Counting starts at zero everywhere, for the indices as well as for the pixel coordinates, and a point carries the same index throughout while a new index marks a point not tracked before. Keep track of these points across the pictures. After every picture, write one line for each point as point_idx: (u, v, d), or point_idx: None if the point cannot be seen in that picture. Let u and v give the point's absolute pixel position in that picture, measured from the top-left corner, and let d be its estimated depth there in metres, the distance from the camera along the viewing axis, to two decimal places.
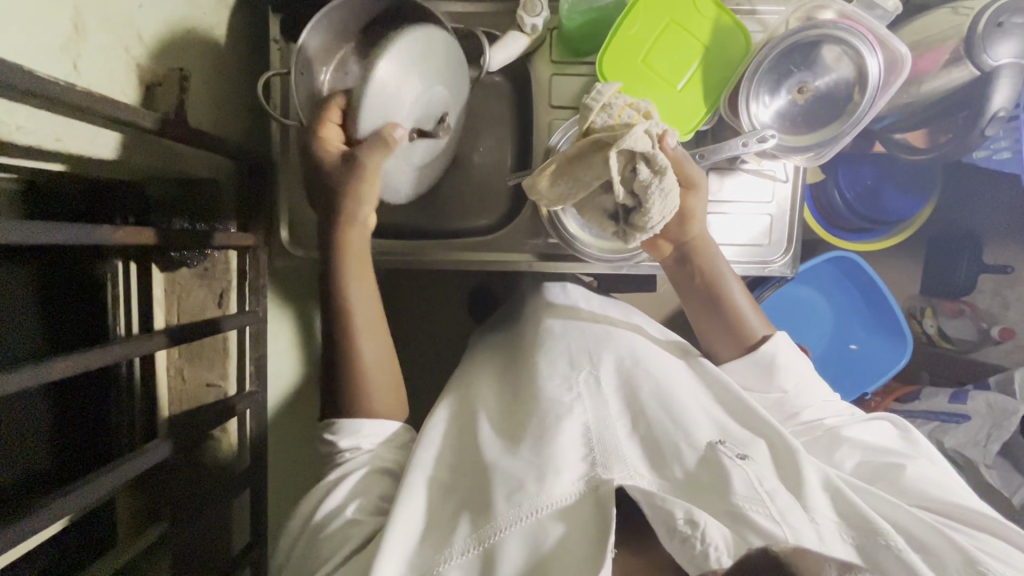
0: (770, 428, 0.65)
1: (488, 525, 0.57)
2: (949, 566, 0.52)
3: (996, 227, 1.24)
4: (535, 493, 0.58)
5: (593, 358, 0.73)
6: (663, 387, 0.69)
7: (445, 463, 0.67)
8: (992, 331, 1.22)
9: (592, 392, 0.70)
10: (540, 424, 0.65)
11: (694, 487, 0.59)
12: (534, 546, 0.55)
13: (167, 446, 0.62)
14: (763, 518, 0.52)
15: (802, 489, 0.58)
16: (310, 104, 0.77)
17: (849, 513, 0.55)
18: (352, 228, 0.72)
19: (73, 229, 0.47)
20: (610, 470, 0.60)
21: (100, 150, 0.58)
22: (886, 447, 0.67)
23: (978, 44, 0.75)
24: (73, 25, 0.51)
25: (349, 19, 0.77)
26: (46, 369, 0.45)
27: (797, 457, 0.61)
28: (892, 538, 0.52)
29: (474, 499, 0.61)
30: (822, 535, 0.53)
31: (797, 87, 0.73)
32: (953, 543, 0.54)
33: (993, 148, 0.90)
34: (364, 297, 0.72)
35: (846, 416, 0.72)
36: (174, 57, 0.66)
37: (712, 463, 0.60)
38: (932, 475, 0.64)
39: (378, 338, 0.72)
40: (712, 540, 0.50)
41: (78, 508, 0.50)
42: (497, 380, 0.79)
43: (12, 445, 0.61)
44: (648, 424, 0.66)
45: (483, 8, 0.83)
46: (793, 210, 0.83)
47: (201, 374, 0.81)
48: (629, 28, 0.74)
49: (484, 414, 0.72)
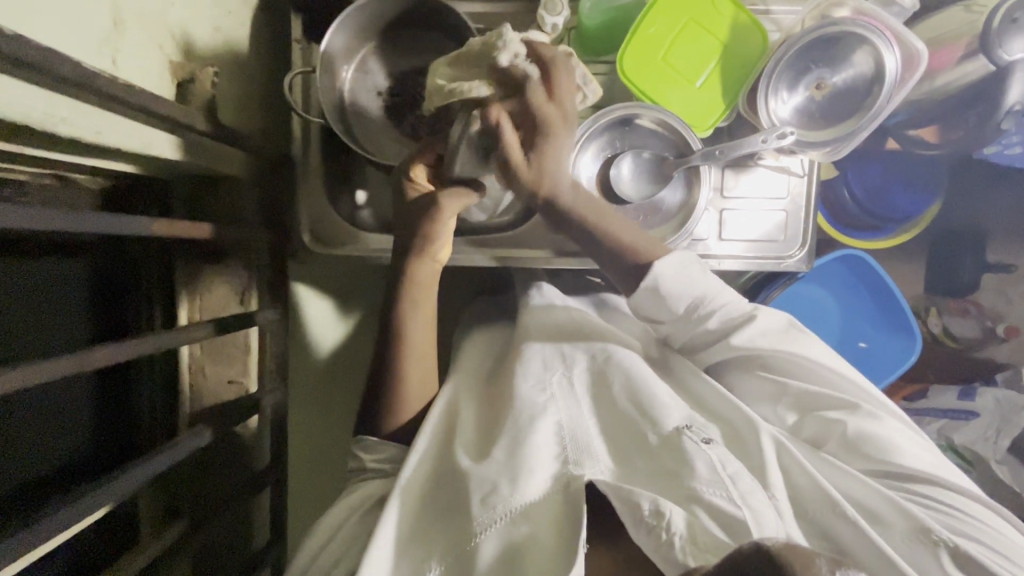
0: (735, 414, 0.68)
1: (467, 531, 0.57)
2: (897, 535, 0.59)
3: (1000, 226, 1.26)
4: (507, 494, 0.58)
5: (565, 359, 0.73)
6: (638, 379, 0.69)
7: (420, 467, 0.64)
8: (997, 329, 1.23)
9: (564, 391, 0.69)
10: (512, 424, 0.64)
11: (657, 473, 0.60)
12: (509, 544, 0.56)
13: (196, 440, 0.61)
14: (723, 502, 0.55)
15: (765, 471, 0.61)
16: (332, 102, 0.78)
17: (809, 491, 0.61)
18: (421, 263, 0.72)
19: (113, 220, 0.48)
20: (581, 466, 0.60)
21: (136, 145, 0.57)
22: (831, 397, 0.69)
23: (993, 40, 0.76)
24: (112, 21, 0.52)
25: (373, 18, 0.78)
26: (89, 358, 0.45)
27: (757, 437, 0.65)
28: (843, 506, 0.59)
29: (452, 503, 0.61)
30: (781, 511, 0.58)
31: (814, 84, 0.75)
32: (905, 513, 0.59)
33: (1005, 144, 0.91)
34: (421, 326, 0.73)
35: (766, 342, 0.71)
36: (202, 53, 0.67)
37: (676, 447, 0.61)
38: (877, 426, 0.66)
39: (426, 362, 0.73)
40: (677, 528, 0.53)
41: (113, 499, 0.49)
42: (472, 381, 0.77)
43: (51, 426, 0.67)
44: (617, 416, 0.67)
45: (502, 9, 0.84)
46: (807, 206, 0.84)
47: (221, 371, 0.80)
48: (649, 27, 0.75)
49: (459, 420, 0.69)
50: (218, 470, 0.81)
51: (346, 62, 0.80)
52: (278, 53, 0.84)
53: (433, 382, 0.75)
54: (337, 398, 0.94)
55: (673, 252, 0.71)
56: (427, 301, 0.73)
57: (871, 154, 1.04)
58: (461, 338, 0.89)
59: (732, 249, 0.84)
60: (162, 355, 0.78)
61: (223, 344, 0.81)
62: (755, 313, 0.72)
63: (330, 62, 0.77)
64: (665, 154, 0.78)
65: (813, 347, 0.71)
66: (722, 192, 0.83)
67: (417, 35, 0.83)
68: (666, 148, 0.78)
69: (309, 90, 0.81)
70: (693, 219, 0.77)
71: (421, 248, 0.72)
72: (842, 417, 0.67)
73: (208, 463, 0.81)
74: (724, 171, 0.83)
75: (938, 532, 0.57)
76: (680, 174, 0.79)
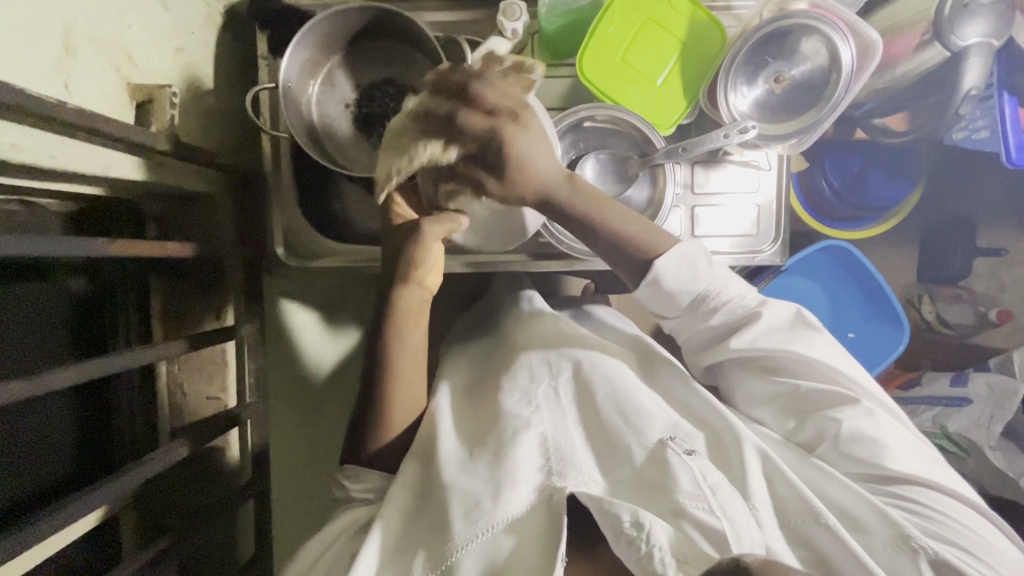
0: (717, 417, 0.66)
1: (444, 547, 0.56)
2: (879, 543, 0.57)
3: (988, 210, 1.24)
4: (490, 509, 0.56)
5: (553, 366, 0.72)
6: (620, 387, 0.67)
7: (405, 485, 0.63)
8: (990, 314, 1.20)
9: (550, 404, 0.67)
10: (497, 442, 0.62)
11: (640, 486, 0.58)
12: (488, 561, 0.55)
13: (166, 458, 0.60)
14: (707, 516, 0.52)
15: (746, 478, 0.59)
16: (299, 116, 0.79)
17: (791, 499, 0.58)
18: (405, 288, 0.72)
19: (70, 243, 0.49)
20: (565, 477, 0.57)
21: (94, 168, 0.58)
22: (823, 396, 0.67)
23: (946, 26, 0.79)
24: (64, 48, 0.53)
25: (335, 32, 0.79)
26: (43, 380, 0.45)
27: (740, 445, 0.62)
28: (825, 515, 0.56)
29: (430, 528, 0.59)
30: (760, 521, 0.56)
31: (773, 77, 0.75)
32: (888, 519, 0.57)
33: (972, 128, 0.94)
34: (412, 347, 0.72)
35: (766, 339, 0.69)
36: (162, 74, 0.68)
37: (661, 461, 0.59)
38: (870, 427, 0.64)
39: (414, 390, 0.72)
40: (657, 541, 0.51)
41: (78, 516, 0.50)
42: (459, 395, 0.76)
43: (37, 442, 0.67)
44: (600, 424, 0.65)
45: (464, 17, 0.85)
46: (780, 201, 0.84)
47: (200, 388, 0.82)
48: (606, 28, 0.75)
49: (436, 436, 0.66)
50: (206, 485, 0.82)
51: (312, 77, 0.81)
52: (246, 71, 0.86)
53: (417, 398, 0.73)
54: (331, 404, 0.95)
55: (677, 246, 0.69)
56: (420, 322, 0.73)
57: (847, 144, 1.04)
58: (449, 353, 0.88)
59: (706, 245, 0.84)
60: (140, 373, 0.78)
61: (203, 356, 0.82)
62: (759, 312, 0.70)
63: (294, 76, 0.77)
64: (630, 154, 0.78)
65: (814, 345, 0.69)
66: (692, 189, 0.83)
67: (383, 46, 0.84)
68: (630, 147, 0.78)
69: (277, 104, 0.82)
70: (662, 213, 0.77)
71: (407, 272, 0.72)
72: (834, 416, 0.65)
73: (197, 480, 0.81)
74: (693, 168, 0.83)
75: (917, 540, 0.55)
76: (645, 172, 0.79)
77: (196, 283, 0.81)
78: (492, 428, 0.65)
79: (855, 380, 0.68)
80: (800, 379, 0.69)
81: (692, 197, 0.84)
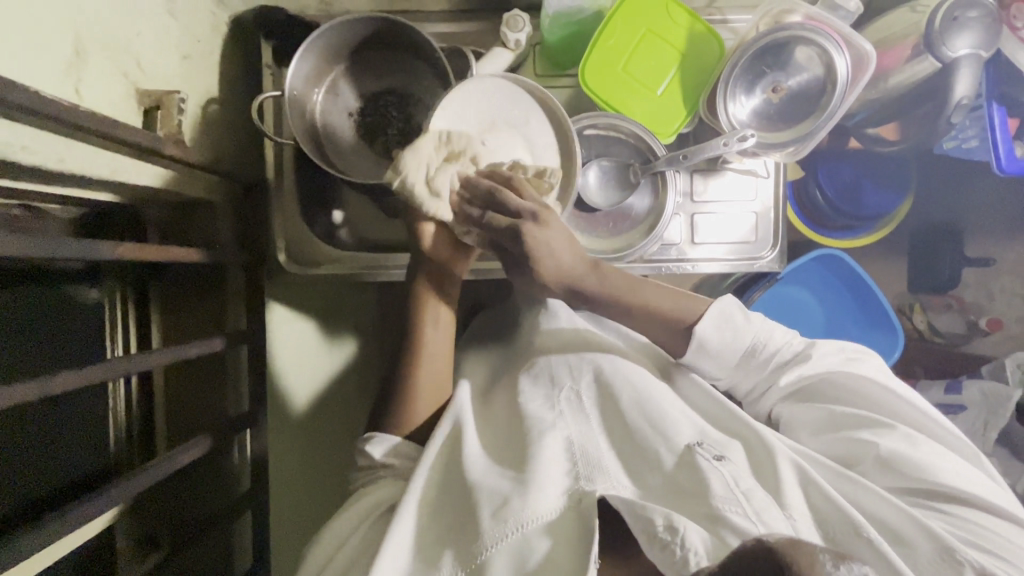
0: (748, 431, 0.65)
1: (472, 546, 0.53)
2: (922, 558, 0.53)
3: (977, 221, 1.27)
4: (519, 508, 0.54)
5: (572, 370, 0.71)
6: (645, 395, 0.66)
7: (427, 487, 0.62)
8: (980, 322, 1.24)
9: (572, 405, 0.67)
10: (522, 443, 0.62)
11: (675, 493, 0.57)
12: (519, 563, 0.52)
13: (164, 466, 0.59)
14: (741, 520, 0.51)
15: (780, 488, 0.57)
16: (303, 123, 0.80)
17: (828, 510, 0.56)
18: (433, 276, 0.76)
19: (76, 245, 0.48)
20: (593, 482, 0.56)
21: (101, 170, 0.58)
22: (866, 417, 0.66)
23: (937, 37, 0.82)
24: (75, 51, 0.53)
25: (340, 43, 0.81)
26: (43, 383, 0.44)
27: (775, 458, 0.60)
28: (866, 528, 0.53)
29: (458, 524, 0.57)
30: (798, 530, 0.53)
31: (770, 87, 0.77)
32: (929, 530, 0.54)
33: (962, 138, 0.98)
34: (441, 331, 0.75)
35: (809, 371, 0.70)
36: (169, 82, 0.68)
37: (689, 465, 0.58)
38: (912, 449, 0.61)
39: (434, 386, 0.73)
40: (693, 545, 0.48)
41: (79, 523, 0.49)
42: (478, 401, 0.75)
43: (40, 451, 0.65)
44: (626, 429, 0.64)
45: (467, 29, 0.87)
46: (777, 209, 0.85)
47: (201, 393, 0.81)
48: (607, 40, 0.77)
49: (461, 437, 0.66)
50: (201, 493, 0.80)
51: (317, 85, 0.82)
52: (251, 81, 0.87)
53: (448, 383, 0.75)
54: (338, 412, 0.95)
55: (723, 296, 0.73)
56: (446, 303, 0.76)
57: (841, 154, 1.06)
58: (468, 357, 0.88)
59: (706, 251, 0.85)
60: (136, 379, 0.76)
61: (202, 367, 0.81)
62: (808, 352, 0.71)
63: (299, 84, 0.78)
64: (631, 161, 0.80)
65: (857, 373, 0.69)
66: (692, 197, 0.85)
67: (386, 55, 0.85)
68: (632, 155, 0.80)
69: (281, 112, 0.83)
70: (662, 221, 0.79)
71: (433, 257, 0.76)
72: (873, 436, 0.63)
73: (190, 487, 0.79)
74: (693, 176, 0.85)
75: (963, 553, 0.52)
76: (646, 181, 0.81)
77: (196, 291, 0.80)
78: (518, 429, 0.65)
79: (903, 405, 0.66)
80: (843, 405, 0.68)
81: (691, 205, 0.85)
